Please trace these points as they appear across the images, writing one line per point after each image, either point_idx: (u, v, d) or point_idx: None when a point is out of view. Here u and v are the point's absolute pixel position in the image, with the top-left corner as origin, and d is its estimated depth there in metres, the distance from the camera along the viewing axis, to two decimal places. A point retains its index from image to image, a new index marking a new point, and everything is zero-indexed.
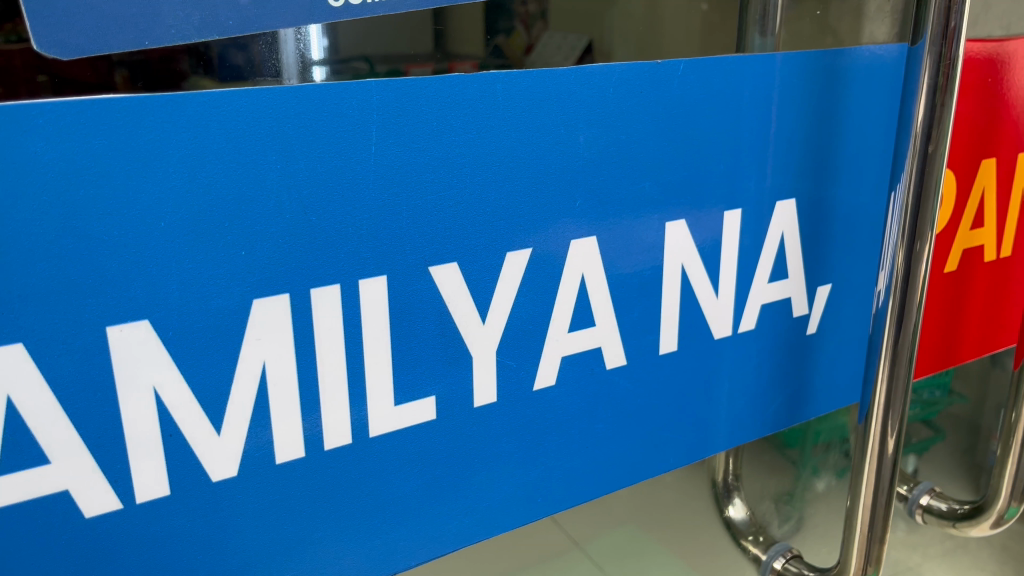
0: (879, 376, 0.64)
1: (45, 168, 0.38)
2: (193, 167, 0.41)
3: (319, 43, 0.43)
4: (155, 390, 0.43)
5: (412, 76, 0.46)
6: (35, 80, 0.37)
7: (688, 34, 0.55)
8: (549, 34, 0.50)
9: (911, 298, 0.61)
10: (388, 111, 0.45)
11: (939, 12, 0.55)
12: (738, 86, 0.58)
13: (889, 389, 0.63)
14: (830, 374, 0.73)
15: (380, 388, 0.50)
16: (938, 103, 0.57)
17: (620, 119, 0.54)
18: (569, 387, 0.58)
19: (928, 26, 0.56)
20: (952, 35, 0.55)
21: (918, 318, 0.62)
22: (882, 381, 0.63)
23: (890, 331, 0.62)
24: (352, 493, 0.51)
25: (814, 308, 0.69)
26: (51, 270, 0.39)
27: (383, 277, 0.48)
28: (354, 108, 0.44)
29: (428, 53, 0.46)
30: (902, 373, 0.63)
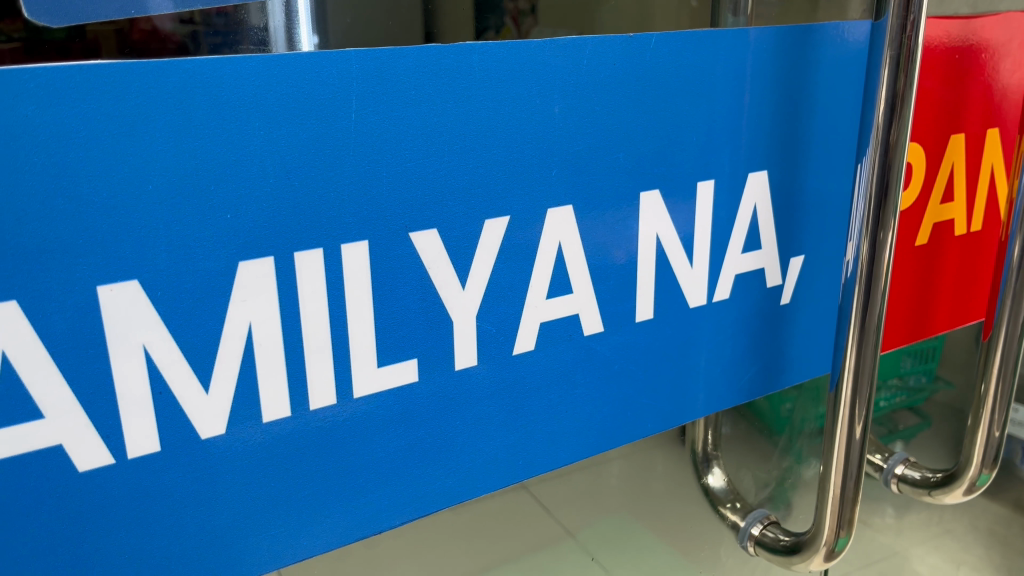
0: (849, 343, 0.65)
1: (37, 130, 0.39)
2: (180, 131, 0.43)
3: (309, 40, 0.45)
4: (145, 348, 0.45)
5: (393, 55, 0.48)
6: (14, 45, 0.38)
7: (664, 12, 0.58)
8: (539, 29, 0.52)
9: (879, 266, 0.63)
10: (368, 84, 0.47)
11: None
12: (710, 59, 0.60)
13: (858, 355, 0.65)
14: (804, 344, 0.75)
15: (363, 349, 0.51)
16: (901, 73, 0.59)
17: (594, 91, 0.56)
18: (548, 353, 0.59)
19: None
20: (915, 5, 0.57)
21: (885, 285, 0.64)
22: (851, 348, 0.65)
23: (858, 299, 0.64)
24: (336, 452, 0.53)
25: (788, 278, 0.71)
26: (43, 229, 0.41)
27: (364, 241, 0.50)
28: (335, 80, 0.46)
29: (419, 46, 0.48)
30: (871, 341, 0.65)
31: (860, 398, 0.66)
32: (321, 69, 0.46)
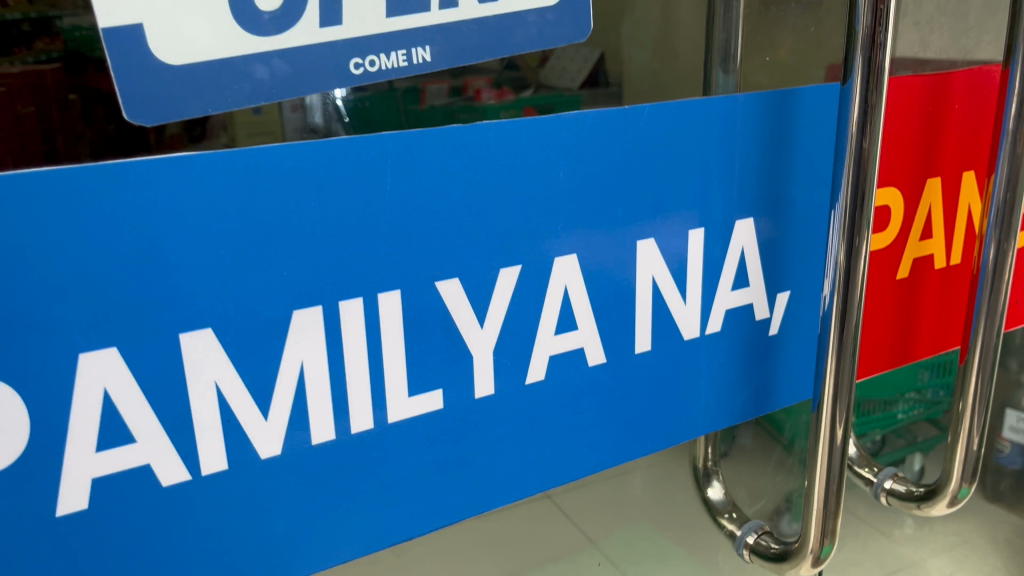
0: (827, 371, 0.73)
1: (134, 210, 0.49)
2: (246, 207, 0.52)
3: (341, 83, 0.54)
4: (216, 384, 0.54)
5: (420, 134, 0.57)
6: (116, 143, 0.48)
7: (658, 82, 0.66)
8: (564, 47, 0.61)
9: (852, 302, 0.71)
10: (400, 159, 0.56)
11: (864, 61, 0.65)
12: (698, 122, 0.69)
13: (836, 384, 0.73)
14: (792, 370, 0.82)
15: (397, 381, 0.60)
16: (865, 135, 0.67)
17: (595, 155, 0.64)
18: (557, 381, 0.68)
19: (855, 69, 0.65)
20: (876, 75, 0.65)
21: (858, 318, 0.72)
22: (830, 374, 0.73)
23: (834, 333, 0.72)
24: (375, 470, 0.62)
25: (775, 311, 0.78)
26: (137, 289, 0.50)
27: (397, 291, 0.58)
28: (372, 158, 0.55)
29: (445, 71, 0.57)
30: (847, 370, 0.73)
31: (837, 421, 0.74)
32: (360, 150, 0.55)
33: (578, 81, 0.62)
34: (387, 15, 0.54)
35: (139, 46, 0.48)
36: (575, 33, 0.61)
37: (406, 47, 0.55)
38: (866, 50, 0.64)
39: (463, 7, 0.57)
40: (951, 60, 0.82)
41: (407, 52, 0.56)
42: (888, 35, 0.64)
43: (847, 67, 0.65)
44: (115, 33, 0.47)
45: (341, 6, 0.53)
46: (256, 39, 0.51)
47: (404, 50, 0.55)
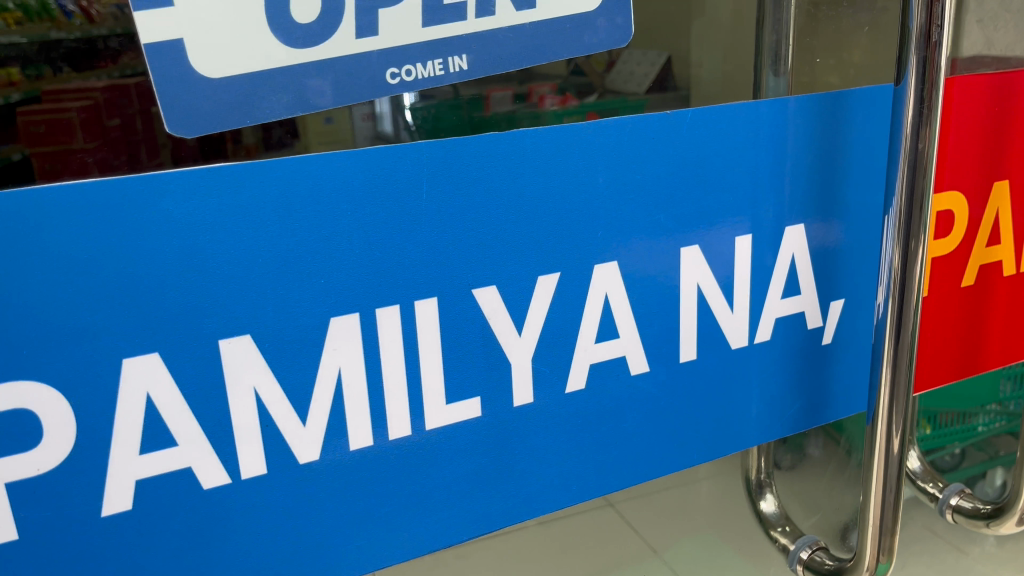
0: (882, 382, 0.71)
1: (173, 220, 0.51)
2: (282, 216, 0.53)
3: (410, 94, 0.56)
4: (255, 390, 0.55)
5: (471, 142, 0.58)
6: (152, 153, 0.50)
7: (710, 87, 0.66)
8: (630, 50, 0.62)
9: (908, 309, 0.68)
10: (436, 165, 0.57)
11: (919, 59, 0.62)
12: (742, 127, 0.67)
13: (891, 396, 0.70)
14: (849, 381, 0.79)
15: (435, 389, 0.60)
16: (921, 136, 0.64)
17: (636, 161, 0.63)
18: (598, 390, 0.67)
19: (910, 66, 0.63)
20: (932, 72, 0.63)
21: (914, 325, 0.69)
22: (885, 385, 0.70)
23: (889, 342, 0.69)
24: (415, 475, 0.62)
25: (829, 320, 0.76)
26: (176, 297, 0.52)
27: (434, 298, 0.59)
28: (410, 167, 0.56)
29: (513, 79, 0.58)
30: (904, 381, 0.70)
31: (893, 434, 0.71)
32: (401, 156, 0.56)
33: (644, 84, 0.63)
34: (423, 24, 0.55)
35: (179, 61, 0.49)
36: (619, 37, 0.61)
37: (442, 56, 0.56)
38: (921, 48, 0.62)
39: (499, 14, 0.57)
40: (1022, 57, 0.82)
41: (443, 61, 0.56)
42: (946, 30, 0.61)
43: (900, 67, 0.63)
44: (156, 48, 0.48)
45: (376, 16, 0.53)
46: (291, 52, 0.52)
47: (440, 59, 0.56)
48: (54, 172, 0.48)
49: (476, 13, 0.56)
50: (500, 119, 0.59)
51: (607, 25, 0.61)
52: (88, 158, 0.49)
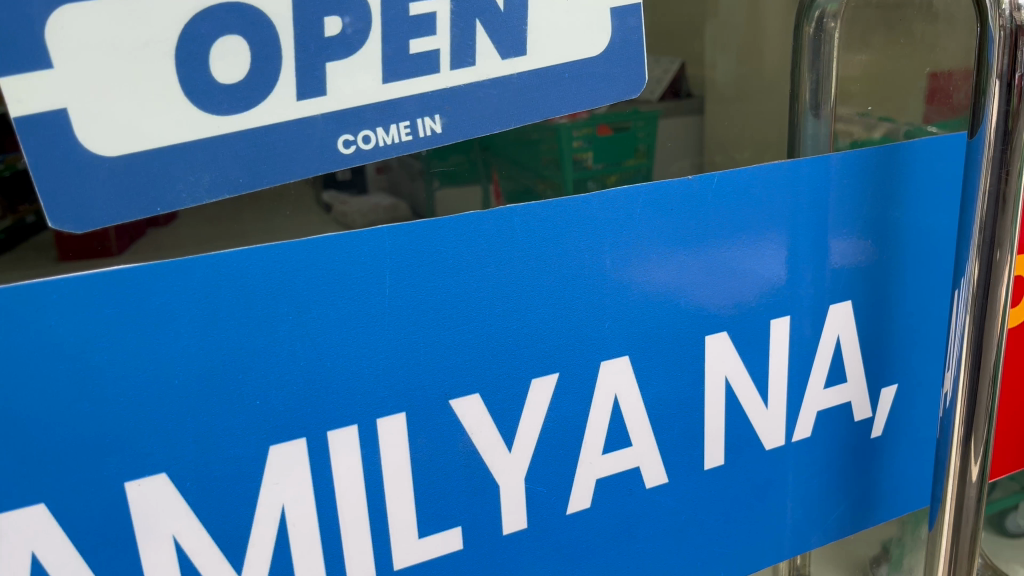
0: (947, 497, 0.58)
1: (61, 339, 0.40)
2: (204, 328, 0.42)
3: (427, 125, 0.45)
4: (175, 538, 0.44)
5: (464, 160, 0.46)
6: (28, 254, 0.39)
7: (716, 121, 0.53)
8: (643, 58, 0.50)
9: (982, 402, 0.55)
10: (418, 187, 0.46)
11: (1000, 115, 0.50)
12: (781, 192, 0.56)
13: (957, 515, 0.58)
14: (901, 477, 0.68)
15: (404, 521, 0.50)
16: (1005, 193, 0.51)
17: (647, 240, 0.52)
18: (606, 509, 0.56)
19: (990, 107, 0.50)
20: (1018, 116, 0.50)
21: (990, 422, 0.56)
22: (952, 490, 0.58)
23: (956, 452, 0.57)
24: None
25: (879, 410, 0.65)
26: (67, 434, 0.41)
27: (401, 414, 0.48)
28: (384, 189, 0.45)
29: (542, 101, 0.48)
30: (973, 498, 0.58)
31: (959, 558, 0.59)
32: (381, 176, 0.45)
33: (658, 92, 0.51)
34: (383, 79, 0.44)
35: (61, 138, 0.38)
36: (630, 86, 0.50)
37: (409, 117, 0.45)
38: (1002, 100, 0.49)
39: (481, 66, 0.46)
40: None
41: (410, 124, 0.45)
42: None
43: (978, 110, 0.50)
44: (30, 122, 0.37)
45: (323, 72, 0.42)
46: (214, 119, 0.41)
47: (406, 122, 0.45)
48: (30, 228, 0.38)
49: (451, 64, 0.45)
50: (507, 132, 0.47)
51: (614, 74, 0.49)
52: (89, 205, 0.39)
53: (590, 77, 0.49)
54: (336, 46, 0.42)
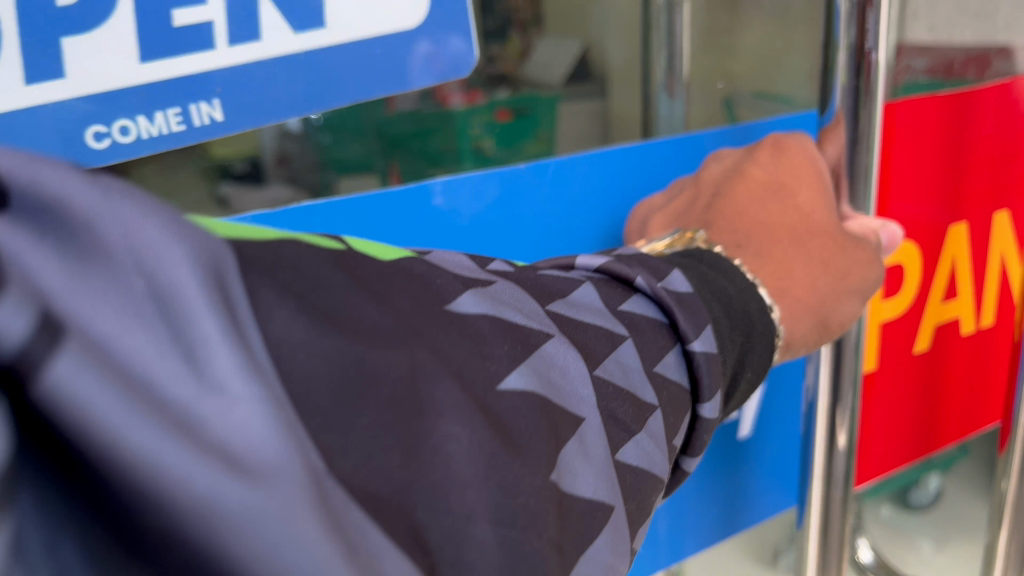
0: (815, 495, 0.53)
1: None
2: None
3: (209, 111, 0.37)
4: None
5: (362, 149, 0.44)
6: None
7: (625, 107, 0.55)
8: (544, 39, 0.49)
9: (845, 390, 0.50)
10: (315, 175, 0.43)
11: (849, 93, 0.44)
12: (628, 178, 0.51)
13: (821, 515, 0.53)
14: (772, 476, 0.64)
15: None
16: (861, 178, 0.47)
17: (585, 209, 0.50)
18: None
19: (837, 89, 0.45)
20: (869, 93, 0.44)
21: (856, 404, 0.51)
22: (816, 491, 0.53)
23: (821, 450, 0.51)
24: (817, 179, 0.48)
25: (746, 410, 0.60)
26: None
27: None
28: (283, 180, 0.42)
29: (353, 82, 0.41)
30: (838, 498, 0.53)
31: (829, 561, 0.54)
32: (280, 166, 0.41)
33: (561, 75, 0.51)
34: (142, 59, 0.36)
35: None
36: (449, 69, 0.44)
37: (179, 103, 0.37)
38: (851, 79, 0.44)
39: (268, 42, 0.38)
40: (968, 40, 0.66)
41: (182, 111, 0.37)
42: (883, 51, 0.43)
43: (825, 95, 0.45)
44: None
45: (59, 49, 0.34)
46: None
47: (175, 108, 0.37)
48: None
49: (230, 40, 0.37)
50: (401, 118, 0.45)
51: (433, 53, 0.43)
52: None
53: (403, 56, 0.42)
54: (74, 18, 0.34)
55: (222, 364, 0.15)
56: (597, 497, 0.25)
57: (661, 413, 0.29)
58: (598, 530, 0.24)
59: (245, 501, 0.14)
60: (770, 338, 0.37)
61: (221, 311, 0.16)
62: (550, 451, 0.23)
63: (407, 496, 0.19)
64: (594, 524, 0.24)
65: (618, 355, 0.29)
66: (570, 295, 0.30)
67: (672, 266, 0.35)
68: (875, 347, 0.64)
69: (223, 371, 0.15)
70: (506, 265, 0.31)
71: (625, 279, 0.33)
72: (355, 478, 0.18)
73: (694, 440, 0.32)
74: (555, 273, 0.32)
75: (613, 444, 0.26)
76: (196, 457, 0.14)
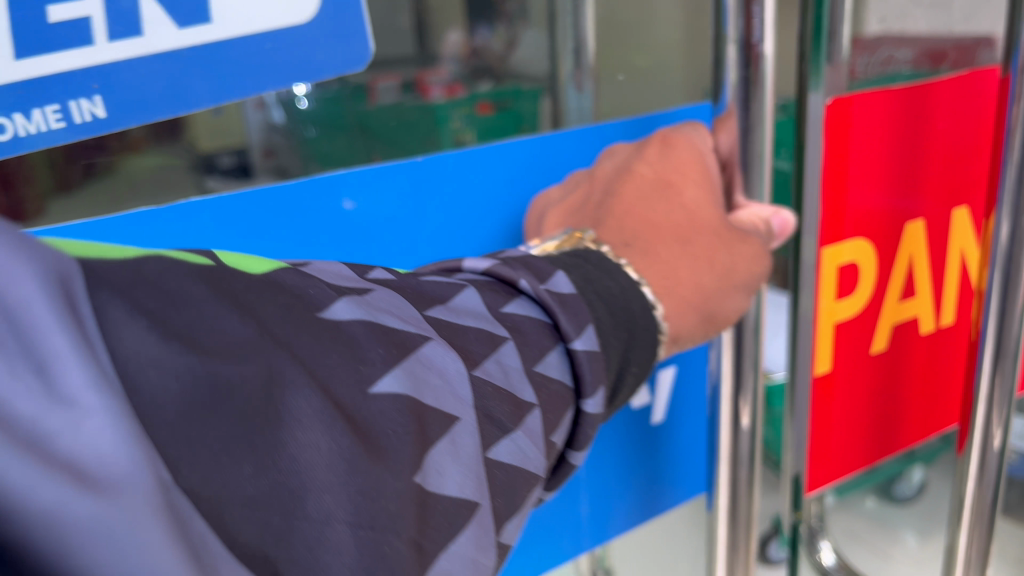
0: (723, 477, 0.54)
1: None
2: None
3: (91, 107, 0.37)
4: None
5: (344, 140, 0.45)
6: None
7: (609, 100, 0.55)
8: (529, 32, 0.51)
9: (744, 375, 0.52)
10: (297, 164, 0.44)
11: (739, 83, 0.46)
12: (532, 165, 0.51)
13: (731, 495, 0.54)
14: (693, 462, 0.64)
15: None
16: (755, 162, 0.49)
17: (485, 194, 0.50)
18: None
19: (728, 77, 0.47)
20: (758, 84, 0.46)
21: (757, 386, 0.52)
22: (725, 475, 0.54)
23: (727, 432, 0.53)
24: (702, 175, 0.49)
25: (657, 395, 0.59)
26: None
27: None
28: (270, 173, 0.43)
29: (243, 76, 0.40)
30: (746, 479, 0.54)
31: (739, 541, 0.56)
32: (267, 159, 0.43)
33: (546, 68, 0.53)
34: (15, 56, 0.35)
35: None
36: (344, 62, 0.43)
37: (58, 99, 0.36)
38: (741, 69, 0.46)
39: (152, 37, 0.38)
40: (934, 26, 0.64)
41: (61, 108, 0.36)
42: (769, 43, 0.45)
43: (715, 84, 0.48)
44: None
45: None
46: None
47: (55, 105, 0.36)
48: None
49: (111, 35, 0.37)
50: (386, 110, 0.46)
51: (325, 47, 0.43)
52: None
53: (296, 50, 0.41)
54: None
55: (74, 379, 0.16)
56: (466, 497, 0.25)
57: (539, 411, 0.31)
58: (462, 526, 0.25)
59: (94, 513, 0.15)
60: (653, 335, 0.38)
61: (72, 324, 0.17)
62: (417, 456, 0.24)
63: (262, 511, 0.19)
64: (459, 520, 0.25)
65: (498, 356, 0.31)
66: (451, 300, 0.32)
67: (558, 266, 0.37)
68: (829, 347, 0.63)
69: (73, 388, 0.16)
70: (388, 273, 0.32)
71: (509, 281, 0.35)
72: (207, 491, 0.18)
73: (578, 433, 0.34)
74: (435, 279, 0.33)
75: (485, 441, 0.27)
76: (46, 467, 0.15)
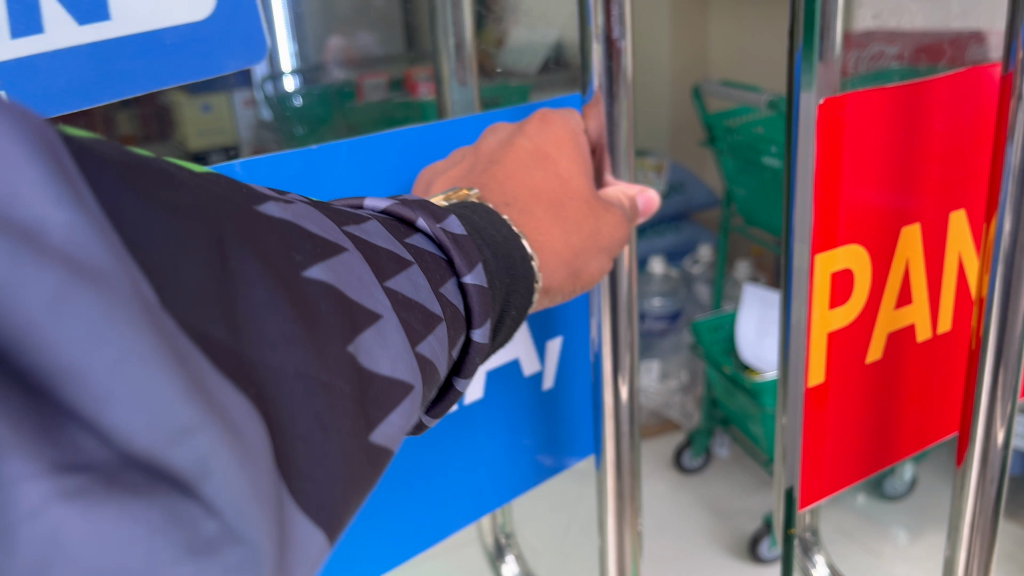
0: (607, 432, 0.58)
1: None
2: None
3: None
4: None
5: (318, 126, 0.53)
6: None
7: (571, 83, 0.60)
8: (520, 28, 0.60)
9: (622, 339, 0.56)
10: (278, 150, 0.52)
11: (604, 71, 0.50)
12: (427, 144, 0.53)
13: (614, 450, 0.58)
14: (585, 424, 0.69)
15: None
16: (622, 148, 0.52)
17: (389, 166, 0.52)
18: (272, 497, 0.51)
19: (594, 68, 0.50)
20: (621, 76, 0.50)
21: (632, 357, 0.57)
22: (608, 431, 0.58)
23: (609, 391, 0.57)
24: (576, 149, 0.50)
25: (546, 363, 0.65)
26: None
27: None
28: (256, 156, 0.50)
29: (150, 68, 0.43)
30: (627, 433, 0.58)
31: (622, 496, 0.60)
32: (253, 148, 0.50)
33: (533, 66, 0.61)
34: None
35: None
36: (244, 55, 0.47)
37: None
38: (604, 58, 0.49)
39: (52, 35, 0.40)
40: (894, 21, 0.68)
41: None
42: (628, 41, 0.49)
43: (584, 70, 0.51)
44: None
45: None
46: None
47: None
48: None
49: (13, 32, 0.39)
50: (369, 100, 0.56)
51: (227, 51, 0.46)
52: None
53: (195, 46, 0.44)
54: None
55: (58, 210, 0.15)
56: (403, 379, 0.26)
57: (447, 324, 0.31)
58: (398, 400, 0.25)
59: (89, 326, 0.15)
60: (530, 281, 0.40)
61: (54, 155, 0.16)
62: (346, 331, 0.23)
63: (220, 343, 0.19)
64: (395, 392, 0.25)
65: (409, 272, 0.30)
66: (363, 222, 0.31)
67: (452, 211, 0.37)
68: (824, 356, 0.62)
69: (26, 182, 0.15)
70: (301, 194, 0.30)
71: (405, 220, 0.35)
72: (182, 313, 0.18)
73: (466, 361, 0.34)
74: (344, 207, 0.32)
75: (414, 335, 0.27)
76: (9, 262, 0.14)
